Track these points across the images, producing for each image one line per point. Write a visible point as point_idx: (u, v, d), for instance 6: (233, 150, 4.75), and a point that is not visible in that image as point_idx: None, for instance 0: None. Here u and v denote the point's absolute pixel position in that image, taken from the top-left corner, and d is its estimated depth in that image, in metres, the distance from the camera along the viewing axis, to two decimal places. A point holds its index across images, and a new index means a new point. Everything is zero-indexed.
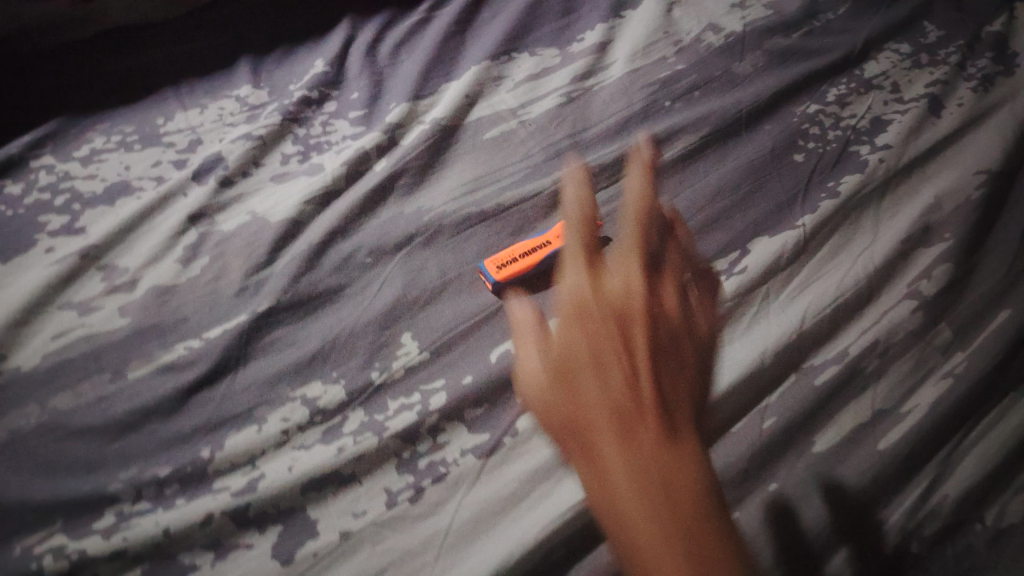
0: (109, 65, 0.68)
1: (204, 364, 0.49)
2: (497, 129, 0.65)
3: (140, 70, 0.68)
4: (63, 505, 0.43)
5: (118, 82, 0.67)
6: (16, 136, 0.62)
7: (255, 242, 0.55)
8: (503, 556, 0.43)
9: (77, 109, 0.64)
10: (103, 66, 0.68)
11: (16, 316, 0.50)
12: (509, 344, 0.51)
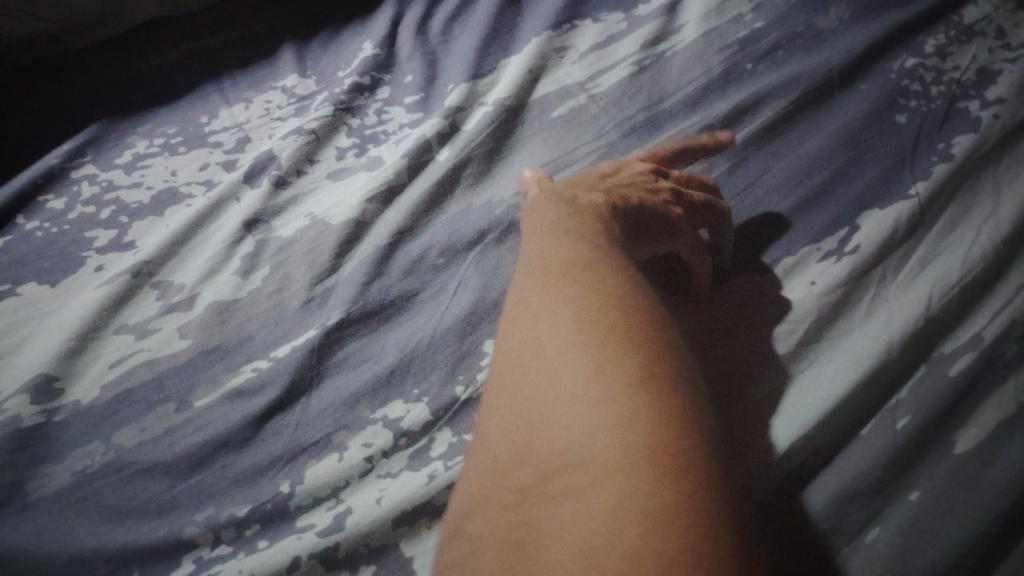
0: (147, 63, 0.64)
1: (275, 387, 0.45)
2: (567, 106, 0.59)
3: (178, 65, 0.64)
4: (138, 554, 0.39)
5: (157, 80, 0.62)
6: (55, 146, 0.58)
7: (316, 247, 0.51)
8: None
9: (117, 112, 0.60)
10: (140, 65, 0.64)
11: (70, 343, 0.46)
12: None
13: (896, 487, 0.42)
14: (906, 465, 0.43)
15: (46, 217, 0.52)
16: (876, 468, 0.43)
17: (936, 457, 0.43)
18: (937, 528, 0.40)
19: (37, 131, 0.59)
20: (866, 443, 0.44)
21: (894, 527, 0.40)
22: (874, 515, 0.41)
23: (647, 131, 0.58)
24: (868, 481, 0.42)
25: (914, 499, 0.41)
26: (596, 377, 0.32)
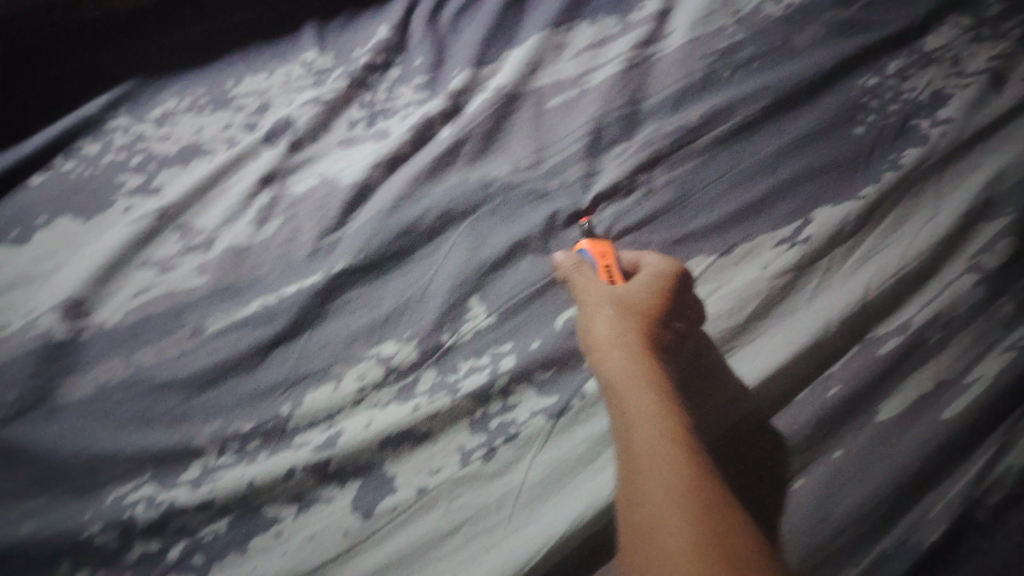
0: (175, 29, 0.67)
1: (281, 324, 0.50)
2: (560, 97, 0.65)
3: (206, 36, 0.67)
4: (151, 457, 0.44)
5: (185, 49, 0.66)
6: (93, 95, 0.63)
7: (326, 204, 0.56)
8: (576, 516, 0.44)
9: (148, 74, 0.64)
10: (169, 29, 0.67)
11: (99, 274, 0.51)
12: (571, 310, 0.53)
13: (823, 445, 0.49)
14: (834, 426, 0.49)
15: (81, 161, 0.57)
16: (808, 427, 0.49)
17: (859, 424, 0.50)
18: (856, 481, 0.48)
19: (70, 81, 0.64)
20: (799, 405, 0.50)
21: (818, 481, 0.47)
22: (803, 468, 0.48)
23: (631, 124, 0.63)
24: (799, 438, 0.49)
25: (838, 457, 0.48)
26: (682, 474, 0.38)
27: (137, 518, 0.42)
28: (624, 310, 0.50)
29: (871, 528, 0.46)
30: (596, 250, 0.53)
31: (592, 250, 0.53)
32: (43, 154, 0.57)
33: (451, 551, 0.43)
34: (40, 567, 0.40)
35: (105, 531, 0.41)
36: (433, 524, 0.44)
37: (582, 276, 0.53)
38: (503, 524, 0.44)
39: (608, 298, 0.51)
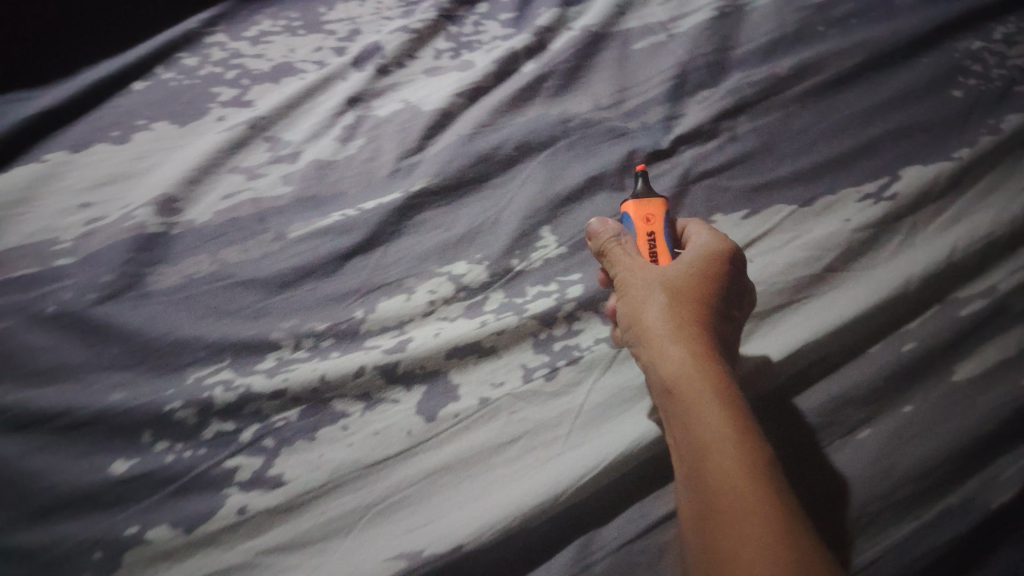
0: None
1: (358, 236, 0.52)
2: (645, 42, 0.64)
3: None
4: (230, 346, 0.46)
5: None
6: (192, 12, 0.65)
7: (407, 128, 0.57)
8: (633, 438, 0.43)
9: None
10: None
11: (191, 175, 0.53)
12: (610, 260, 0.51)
13: (892, 399, 0.47)
14: (905, 382, 0.48)
15: (179, 72, 0.59)
16: (877, 380, 0.48)
17: (931, 382, 0.48)
18: (923, 437, 0.46)
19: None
20: (870, 358, 0.49)
21: (883, 433, 0.46)
22: (868, 419, 0.47)
23: (716, 71, 0.63)
24: (867, 389, 0.48)
25: (906, 412, 0.47)
26: (747, 492, 0.32)
27: (215, 399, 0.44)
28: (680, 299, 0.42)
29: (938, 483, 0.44)
30: (640, 212, 0.49)
31: (635, 212, 0.49)
32: (144, 61, 0.59)
33: (510, 459, 0.43)
34: (125, 435, 0.43)
35: (183, 408, 0.43)
36: (493, 433, 0.44)
37: (622, 253, 0.47)
38: (562, 439, 0.44)
39: (656, 283, 0.44)
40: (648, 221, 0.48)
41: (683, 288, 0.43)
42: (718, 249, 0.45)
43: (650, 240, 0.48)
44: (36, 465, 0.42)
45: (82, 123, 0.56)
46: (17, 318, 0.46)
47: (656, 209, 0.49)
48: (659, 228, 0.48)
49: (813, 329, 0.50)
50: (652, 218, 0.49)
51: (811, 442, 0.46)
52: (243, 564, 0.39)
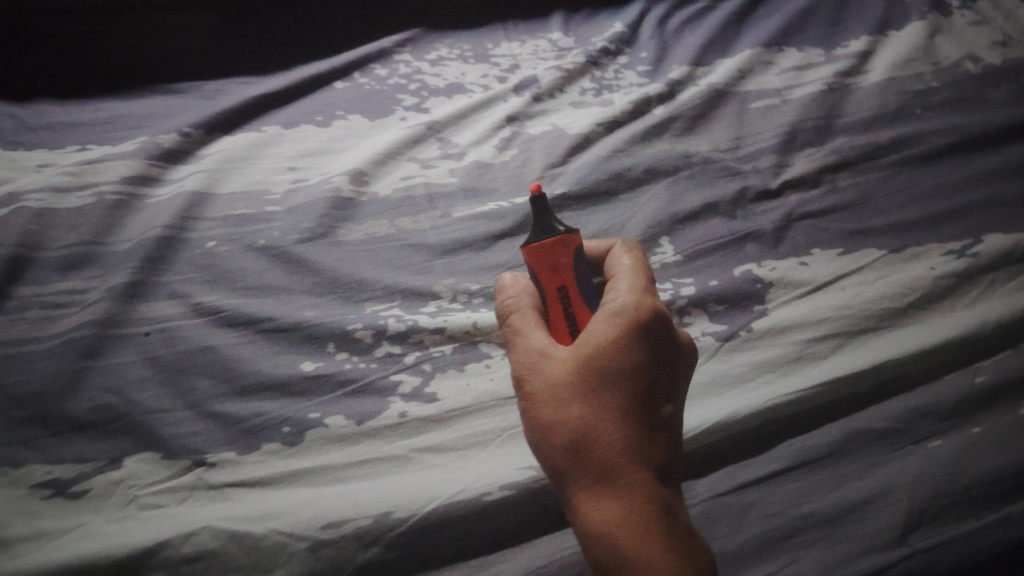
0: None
1: (510, 222, 0.61)
2: (762, 103, 0.75)
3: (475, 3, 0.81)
4: (402, 291, 0.56)
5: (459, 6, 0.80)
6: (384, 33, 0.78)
7: (555, 145, 0.68)
8: (728, 414, 0.51)
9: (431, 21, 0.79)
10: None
11: (377, 157, 0.65)
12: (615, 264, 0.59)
13: (963, 420, 0.52)
14: (977, 407, 0.52)
15: (373, 79, 0.72)
16: (951, 401, 0.53)
17: (1002, 411, 0.52)
18: (994, 454, 0.49)
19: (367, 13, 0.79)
20: (945, 383, 0.54)
21: (954, 445, 0.50)
22: (939, 432, 0.51)
23: (821, 135, 0.72)
24: (941, 406, 0.52)
25: (977, 431, 0.51)
26: None
27: (389, 327, 0.54)
28: (580, 420, 0.40)
29: (1004, 495, 0.48)
30: (545, 265, 0.48)
31: (540, 266, 0.48)
32: (346, 66, 0.72)
33: None
34: (314, 344, 0.53)
35: (362, 329, 0.53)
36: None
37: (517, 337, 0.46)
38: None
39: (553, 403, 0.42)
40: (553, 278, 0.48)
41: (581, 400, 0.41)
42: (615, 319, 0.43)
43: (562, 295, 0.47)
44: (243, 354, 0.52)
45: (295, 107, 0.69)
46: (236, 244, 0.58)
47: (559, 259, 0.48)
48: (568, 278, 0.48)
49: (893, 350, 0.55)
50: (559, 270, 0.48)
51: (882, 439, 0.51)
52: (400, 455, 0.48)
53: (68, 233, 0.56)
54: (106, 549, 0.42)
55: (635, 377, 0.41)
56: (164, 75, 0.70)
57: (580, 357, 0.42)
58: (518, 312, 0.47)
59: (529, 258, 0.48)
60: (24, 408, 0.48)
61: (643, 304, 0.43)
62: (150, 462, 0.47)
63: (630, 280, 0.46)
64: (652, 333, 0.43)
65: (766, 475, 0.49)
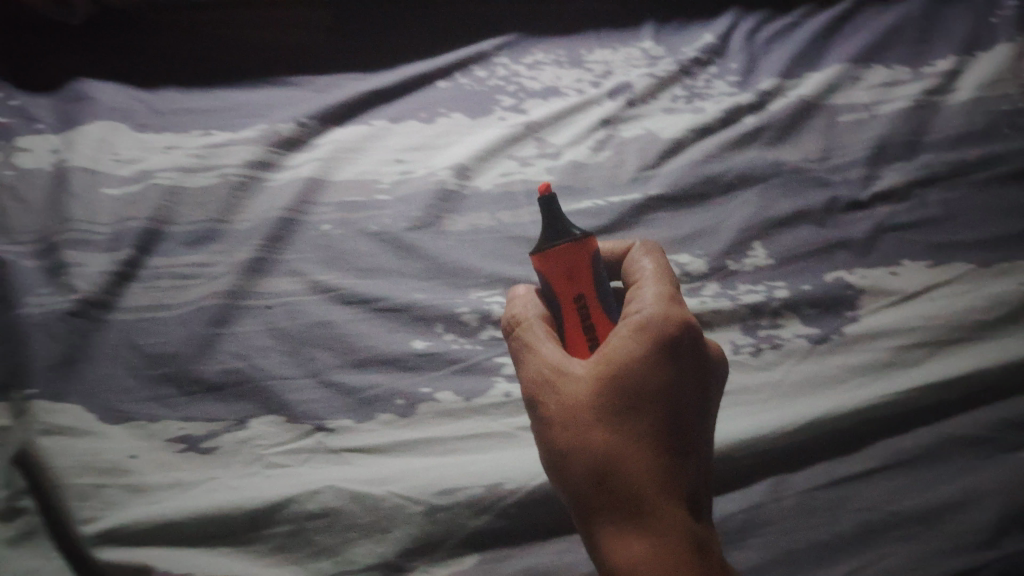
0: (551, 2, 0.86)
1: (606, 219, 0.63)
2: (850, 116, 0.76)
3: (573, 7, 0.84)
4: (505, 280, 0.59)
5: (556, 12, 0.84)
6: (485, 32, 0.81)
7: (648, 149, 0.70)
8: (821, 412, 0.52)
9: (529, 25, 0.82)
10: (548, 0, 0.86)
11: (479, 153, 0.68)
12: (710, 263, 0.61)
13: None
14: None
15: (473, 79, 0.75)
16: None
17: None
18: None
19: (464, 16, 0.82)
20: None
21: None
22: None
23: (910, 149, 0.73)
24: None
25: None
26: None
27: (494, 312, 0.56)
28: (603, 449, 0.40)
29: None
30: (561, 276, 0.47)
31: (556, 277, 0.47)
32: (449, 67, 0.76)
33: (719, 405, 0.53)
34: (423, 324, 0.55)
35: (469, 313, 0.56)
36: None
37: (532, 353, 0.45)
38: (763, 401, 0.54)
39: (570, 433, 0.41)
40: (569, 290, 0.47)
41: (604, 427, 0.40)
42: (638, 339, 0.41)
43: (580, 304, 0.47)
44: (358, 329, 0.55)
45: (401, 103, 0.73)
46: (350, 228, 0.61)
47: (577, 267, 0.47)
48: (586, 287, 0.47)
49: (985, 359, 0.55)
50: (578, 278, 0.47)
51: (974, 445, 0.51)
52: (506, 433, 0.50)
53: (194, 211, 0.60)
54: (238, 501, 0.45)
55: (661, 402, 0.41)
56: (279, 68, 0.75)
57: (601, 379, 0.41)
58: (532, 322, 0.47)
59: (541, 263, 0.48)
60: (159, 367, 0.51)
61: (662, 321, 0.42)
62: (274, 424, 0.49)
63: (655, 292, 0.44)
64: (679, 353, 0.42)
65: (856, 472, 0.50)
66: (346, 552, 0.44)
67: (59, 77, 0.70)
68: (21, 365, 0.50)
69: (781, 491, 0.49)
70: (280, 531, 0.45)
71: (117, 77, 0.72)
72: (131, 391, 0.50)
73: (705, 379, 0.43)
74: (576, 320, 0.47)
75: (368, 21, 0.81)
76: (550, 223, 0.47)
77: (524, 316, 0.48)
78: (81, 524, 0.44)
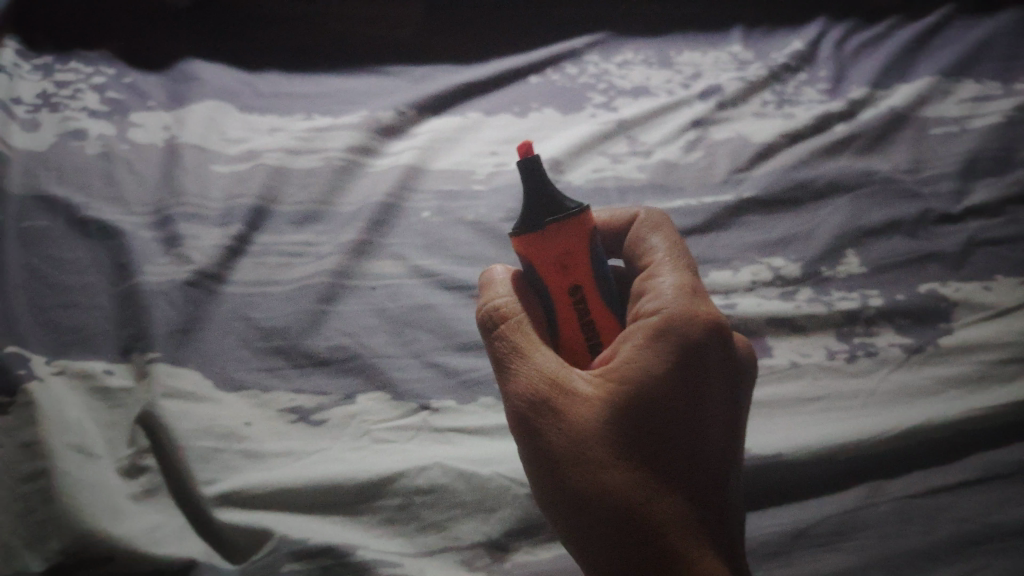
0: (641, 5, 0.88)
1: (698, 219, 0.64)
2: (941, 129, 0.74)
3: (663, 14, 0.87)
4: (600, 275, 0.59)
5: (649, 14, 0.87)
6: (576, 34, 0.84)
7: (739, 151, 0.71)
8: (917, 419, 0.50)
9: (621, 27, 0.85)
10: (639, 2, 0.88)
11: (572, 148, 0.69)
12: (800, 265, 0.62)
13: None
14: None
15: (564, 76, 0.77)
16: None
17: None
18: None
19: (557, 15, 0.86)
20: None
21: None
22: None
23: (1007, 164, 0.70)
24: None
25: None
26: None
27: None
28: (620, 481, 0.37)
29: None
30: (557, 264, 0.45)
31: (551, 265, 0.45)
32: (542, 63, 0.78)
33: (811, 411, 0.53)
34: None
35: None
36: (800, 388, 0.54)
37: (524, 360, 0.41)
38: (857, 406, 0.53)
39: (574, 462, 0.38)
40: (563, 279, 0.45)
41: (619, 456, 0.37)
42: (657, 355, 0.39)
43: (576, 294, 0.45)
44: (457, 315, 0.56)
45: (494, 95, 0.75)
46: (447, 217, 0.63)
47: (570, 247, 0.45)
48: (581, 270, 0.45)
49: None
50: (571, 260, 0.45)
51: None
52: None
53: (300, 192, 0.63)
54: (349, 472, 0.46)
55: (682, 429, 0.38)
56: (377, 58, 0.79)
57: (612, 400, 0.38)
58: (520, 316, 0.43)
59: (527, 243, 0.45)
60: (270, 340, 0.53)
61: (674, 330, 0.39)
62: (380, 401, 0.51)
63: (670, 293, 0.41)
64: (704, 372, 0.39)
65: (952, 484, 0.48)
66: (452, 528, 0.45)
67: (173, 58, 0.75)
68: (143, 329, 0.52)
69: (876, 497, 0.47)
70: (390, 503, 0.46)
71: (230, 60, 0.76)
72: (244, 361, 0.52)
73: (729, 398, 0.41)
74: (569, 306, 0.45)
75: (471, 11, 0.84)
76: (542, 203, 0.44)
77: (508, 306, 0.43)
78: (203, 485, 0.45)
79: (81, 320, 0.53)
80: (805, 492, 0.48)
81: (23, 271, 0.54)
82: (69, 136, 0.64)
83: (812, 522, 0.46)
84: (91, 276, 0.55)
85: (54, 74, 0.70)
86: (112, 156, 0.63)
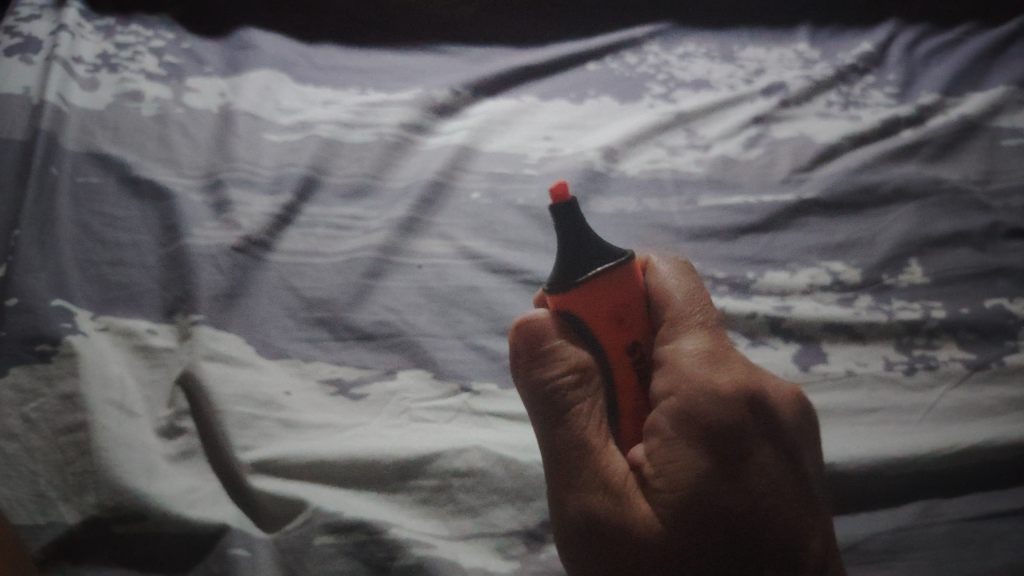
0: None
1: (756, 217, 0.62)
2: (1014, 141, 0.70)
3: (730, 9, 0.86)
4: None
5: (714, 8, 0.85)
6: (638, 23, 0.83)
7: (801, 151, 0.69)
8: (980, 437, 0.48)
9: (685, 19, 0.84)
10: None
11: (628, 137, 0.68)
12: (859, 269, 0.60)
13: None
14: None
15: (624, 65, 0.77)
16: None
17: None
18: None
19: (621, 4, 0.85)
20: None
21: None
22: None
23: None
24: None
25: None
26: None
27: None
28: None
29: None
30: (610, 318, 0.39)
31: (604, 320, 0.39)
32: (602, 50, 0.78)
33: (867, 423, 0.50)
34: None
35: None
36: (857, 398, 0.52)
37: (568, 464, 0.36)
38: (916, 421, 0.50)
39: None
40: (618, 336, 0.39)
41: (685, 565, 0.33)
42: (693, 435, 0.34)
43: (634, 352, 0.39)
44: (504, 298, 0.54)
45: (552, 82, 0.74)
46: (497, 200, 0.61)
47: (620, 296, 0.39)
48: (632, 323, 0.40)
49: None
50: (625, 312, 0.39)
51: None
52: None
53: (351, 165, 0.63)
54: (388, 449, 0.45)
55: (743, 508, 0.33)
56: (436, 36, 0.79)
57: (662, 502, 0.34)
58: (572, 396, 0.37)
59: (570, 296, 0.39)
60: (314, 311, 0.53)
61: (710, 403, 0.34)
62: (421, 379, 0.50)
63: (690, 358, 0.37)
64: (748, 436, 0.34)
65: (1014, 509, 0.45)
66: (488, 515, 0.43)
67: (235, 26, 0.76)
68: (188, 292, 0.52)
69: (933, 516, 0.45)
70: (425, 484, 0.44)
71: (293, 32, 0.77)
72: (287, 330, 0.51)
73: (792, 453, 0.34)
74: (629, 369, 0.39)
75: None
76: (584, 249, 0.39)
77: (569, 386, 0.37)
78: (238, 451, 0.44)
79: (129, 278, 0.52)
80: (859, 505, 0.46)
81: (75, 225, 0.54)
82: (126, 98, 0.64)
83: (861, 538, 0.44)
84: (142, 236, 0.55)
85: (114, 36, 0.71)
86: (167, 119, 0.63)
